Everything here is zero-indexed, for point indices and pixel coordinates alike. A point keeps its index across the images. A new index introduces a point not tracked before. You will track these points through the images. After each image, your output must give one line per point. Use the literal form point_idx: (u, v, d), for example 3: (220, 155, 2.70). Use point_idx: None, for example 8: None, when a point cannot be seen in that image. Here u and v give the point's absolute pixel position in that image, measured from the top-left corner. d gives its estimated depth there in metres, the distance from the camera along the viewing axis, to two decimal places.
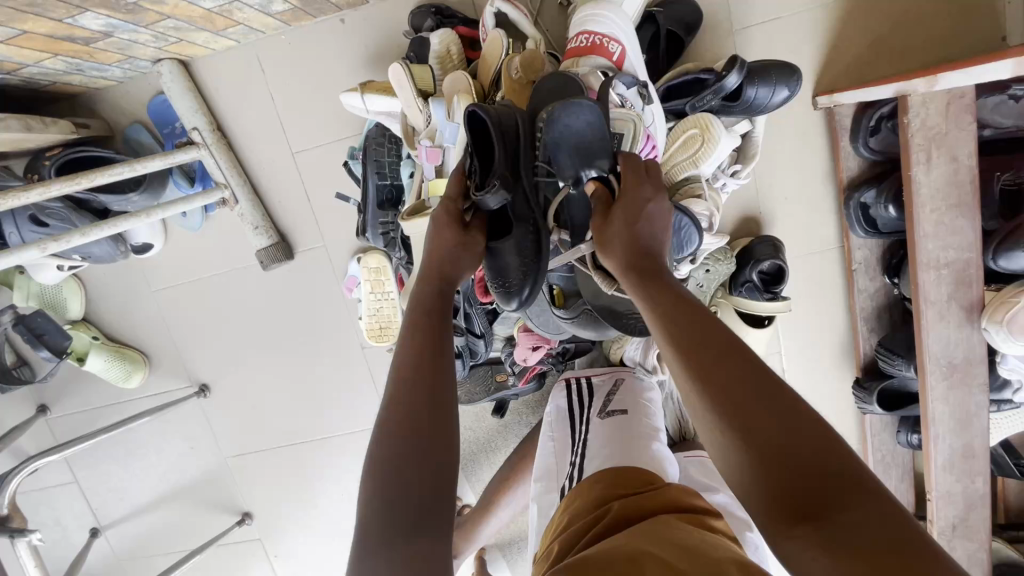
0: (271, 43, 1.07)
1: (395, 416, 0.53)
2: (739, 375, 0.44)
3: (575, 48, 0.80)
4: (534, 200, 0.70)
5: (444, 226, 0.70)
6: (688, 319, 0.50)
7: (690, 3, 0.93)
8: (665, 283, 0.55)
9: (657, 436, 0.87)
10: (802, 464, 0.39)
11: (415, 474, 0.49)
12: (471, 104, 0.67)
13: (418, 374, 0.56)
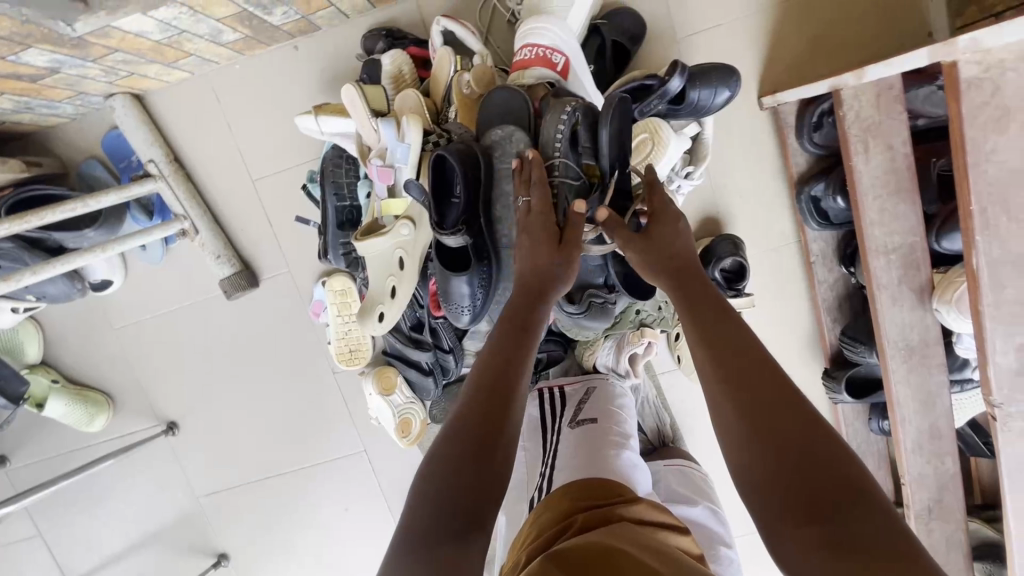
0: (225, 74, 1.08)
1: (464, 428, 0.58)
2: (768, 391, 0.54)
3: (520, 61, 0.81)
4: (496, 231, 0.77)
5: (539, 230, 0.70)
6: (719, 337, 0.60)
7: (633, 15, 0.97)
8: (699, 299, 0.65)
9: (627, 443, 0.87)
10: (816, 472, 0.47)
11: (466, 480, 0.54)
12: (437, 149, 0.70)
13: (484, 389, 0.61)
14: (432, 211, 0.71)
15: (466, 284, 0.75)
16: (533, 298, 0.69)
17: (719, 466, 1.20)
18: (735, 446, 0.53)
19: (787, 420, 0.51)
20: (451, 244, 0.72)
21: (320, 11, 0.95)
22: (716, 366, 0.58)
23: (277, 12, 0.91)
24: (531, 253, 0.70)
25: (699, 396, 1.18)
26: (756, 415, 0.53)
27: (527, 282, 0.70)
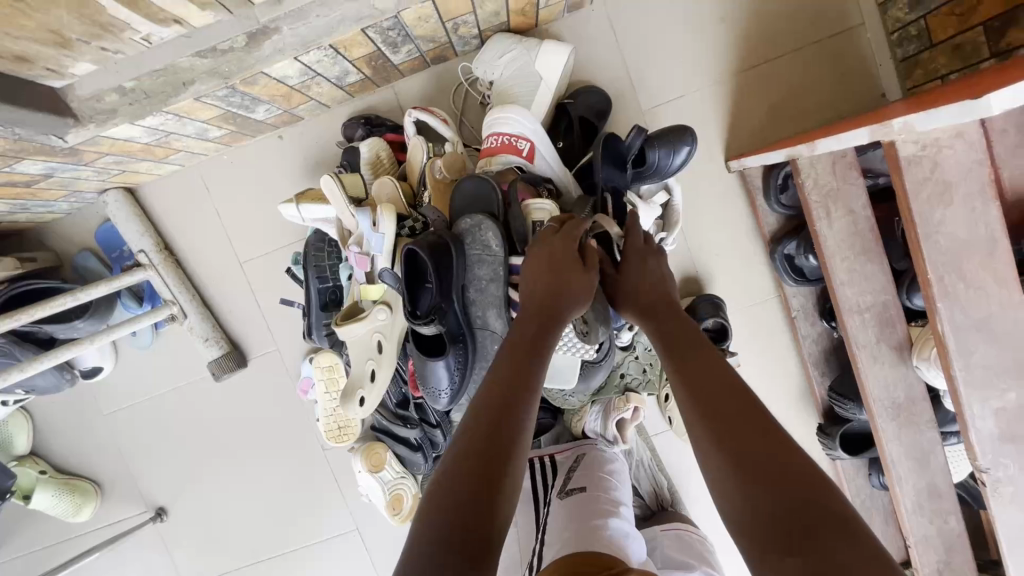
0: (214, 164, 1.13)
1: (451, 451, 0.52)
2: (744, 420, 0.53)
3: (489, 148, 0.86)
4: (470, 313, 0.78)
5: (552, 254, 0.69)
6: (701, 371, 0.60)
7: (599, 92, 1.02)
8: (680, 336, 0.66)
9: (618, 511, 0.83)
10: (796, 496, 0.44)
11: (457, 505, 0.46)
12: (408, 242, 0.72)
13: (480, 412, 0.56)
14: (405, 299, 0.73)
15: (442, 369, 0.76)
16: (546, 319, 0.66)
17: (721, 528, 1.17)
18: (717, 477, 0.50)
19: (766, 446, 0.50)
20: (425, 332, 0.73)
21: (302, 105, 1.01)
22: (696, 399, 0.57)
23: (260, 109, 0.96)
24: (541, 272, 0.69)
25: (695, 456, 1.16)
26: (735, 444, 0.51)
27: (538, 306, 0.67)
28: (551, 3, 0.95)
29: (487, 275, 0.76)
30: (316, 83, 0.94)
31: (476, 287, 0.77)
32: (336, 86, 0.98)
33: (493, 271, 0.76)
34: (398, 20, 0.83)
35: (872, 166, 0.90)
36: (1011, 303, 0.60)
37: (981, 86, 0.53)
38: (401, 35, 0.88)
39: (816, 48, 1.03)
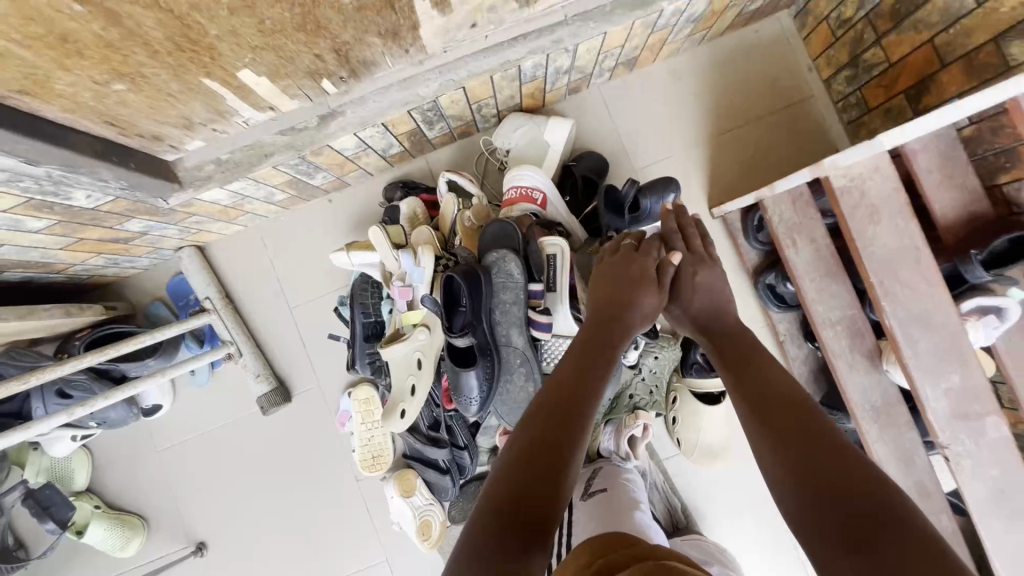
0: (273, 224, 1.32)
1: (520, 449, 0.61)
2: (796, 427, 0.60)
3: (508, 199, 1.04)
4: (495, 332, 0.92)
5: (622, 274, 0.83)
6: (757, 384, 0.67)
7: (597, 154, 1.22)
8: (735, 355, 0.74)
9: (638, 504, 0.99)
10: (849, 498, 0.49)
11: (530, 492, 0.56)
12: (447, 271, 0.88)
13: (549, 414, 0.65)
14: (443, 318, 0.88)
15: (475, 378, 0.89)
16: (615, 323, 0.79)
17: (734, 550, 1.22)
18: (776, 476, 0.57)
19: (818, 450, 0.55)
20: (459, 344, 0.87)
21: (352, 173, 1.22)
22: (753, 408, 0.64)
23: (318, 176, 1.17)
24: (613, 283, 0.82)
25: (704, 477, 1.24)
26: (790, 448, 0.57)
27: (607, 313, 0.80)
28: (555, 87, 1.18)
29: (511, 300, 0.91)
30: (365, 154, 1.15)
31: (501, 310, 0.92)
32: (380, 156, 1.19)
33: (515, 295, 0.91)
34: (435, 103, 1.05)
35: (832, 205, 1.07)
36: (941, 299, 0.74)
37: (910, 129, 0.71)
38: (436, 114, 1.09)
39: (778, 114, 1.25)
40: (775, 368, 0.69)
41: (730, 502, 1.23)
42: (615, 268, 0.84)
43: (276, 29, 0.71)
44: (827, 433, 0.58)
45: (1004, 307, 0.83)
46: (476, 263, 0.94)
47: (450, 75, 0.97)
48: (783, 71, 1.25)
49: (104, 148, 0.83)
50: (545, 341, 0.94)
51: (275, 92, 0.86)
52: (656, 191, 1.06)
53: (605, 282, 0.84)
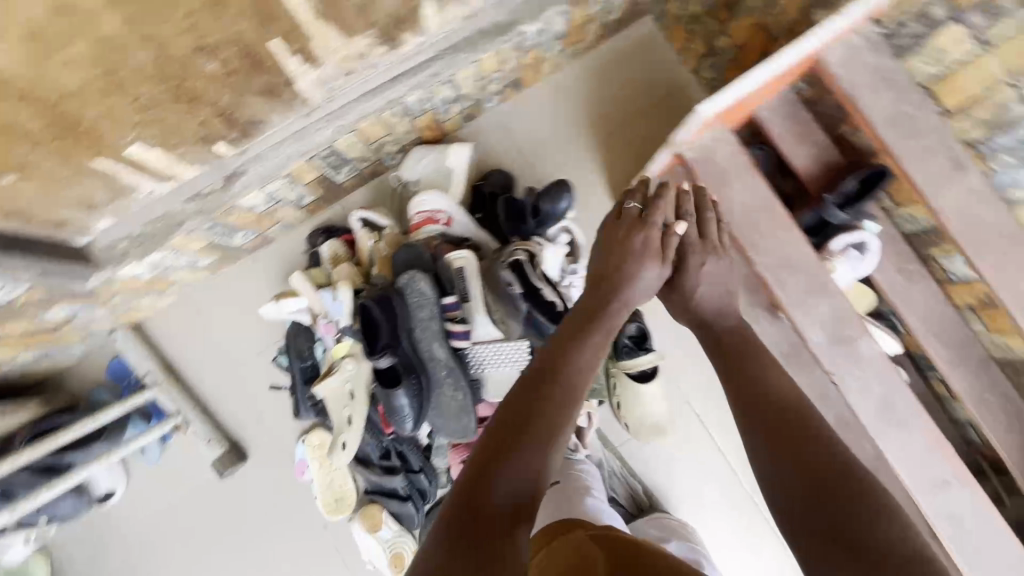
0: (204, 289, 1.35)
1: (516, 433, 0.65)
2: (800, 437, 0.65)
3: (415, 223, 1.10)
4: (419, 349, 0.97)
5: (617, 248, 0.81)
6: (755, 384, 0.72)
7: (501, 171, 1.29)
8: (730, 350, 0.78)
9: (590, 490, 1.04)
10: (840, 516, 0.57)
11: (512, 484, 0.61)
12: (361, 299, 0.93)
13: (515, 405, 0.68)
14: (364, 344, 0.92)
15: (405, 397, 0.93)
16: (602, 308, 0.79)
17: (701, 521, 1.27)
18: (774, 486, 0.63)
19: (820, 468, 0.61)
20: (382, 366, 0.91)
21: (271, 227, 1.27)
22: (750, 412, 0.70)
23: (237, 235, 1.21)
24: (610, 259, 0.81)
25: (660, 455, 1.29)
26: (792, 460, 0.63)
27: (599, 297, 0.80)
28: (450, 116, 1.27)
29: (429, 316, 0.96)
30: (279, 207, 1.20)
31: (421, 328, 0.96)
32: (295, 207, 1.24)
33: (430, 311, 0.96)
34: (333, 148, 1.12)
35: None
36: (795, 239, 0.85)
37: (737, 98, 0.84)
38: (338, 159, 1.16)
39: (657, 107, 1.36)
40: (774, 367, 0.73)
41: (689, 474, 1.28)
42: (611, 239, 0.83)
43: (153, 104, 0.77)
44: (828, 450, 0.63)
45: (863, 240, 0.94)
46: (390, 288, 0.99)
47: (340, 121, 1.04)
48: (654, 67, 1.36)
49: (8, 241, 0.87)
50: (468, 349, 0.99)
51: (171, 162, 0.91)
52: (553, 193, 1.14)
53: (609, 256, 0.81)
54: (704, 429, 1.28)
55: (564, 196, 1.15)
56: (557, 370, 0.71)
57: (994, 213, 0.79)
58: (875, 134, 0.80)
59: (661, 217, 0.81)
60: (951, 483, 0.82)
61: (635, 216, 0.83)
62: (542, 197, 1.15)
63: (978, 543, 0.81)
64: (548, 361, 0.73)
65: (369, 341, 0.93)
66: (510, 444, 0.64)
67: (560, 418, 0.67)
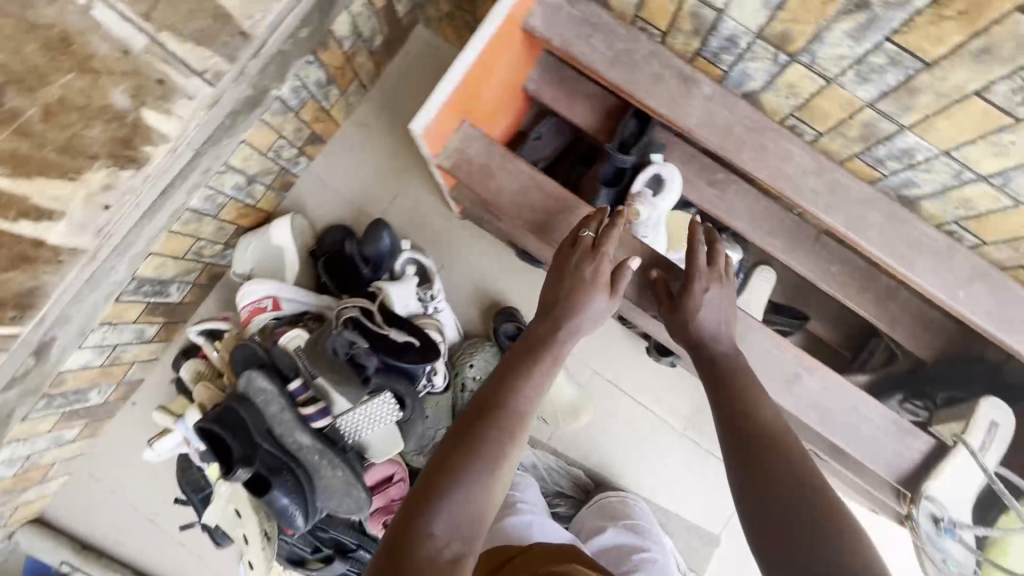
0: (92, 456, 1.30)
1: (463, 464, 0.66)
2: (776, 459, 0.64)
3: (246, 317, 1.06)
4: (282, 444, 0.94)
5: (569, 275, 0.78)
6: (733, 402, 0.71)
7: (338, 228, 1.28)
8: (711, 366, 0.76)
9: (514, 507, 1.06)
10: (803, 541, 0.57)
11: (459, 518, 0.63)
12: (199, 422, 0.90)
13: (460, 441, 0.69)
14: (217, 464, 0.89)
15: (280, 497, 0.90)
16: (558, 340, 0.77)
17: (648, 477, 1.27)
18: (744, 506, 0.63)
19: (790, 488, 0.61)
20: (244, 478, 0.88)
21: (128, 372, 1.22)
22: (729, 432, 0.69)
23: (92, 395, 1.17)
24: (566, 286, 0.78)
25: (589, 433, 1.28)
26: (762, 484, 0.63)
27: (551, 329, 0.77)
28: (259, 196, 1.24)
29: (279, 409, 0.93)
30: (120, 352, 1.16)
31: (277, 423, 0.94)
32: (140, 344, 1.20)
33: (279, 403, 0.93)
34: (138, 278, 1.07)
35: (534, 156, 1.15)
36: (571, 207, 0.83)
37: (460, 98, 0.79)
38: (156, 284, 1.12)
39: None
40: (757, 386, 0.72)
41: (622, 439, 1.28)
42: (563, 262, 0.80)
43: None
44: (805, 470, 0.62)
45: (657, 174, 0.95)
46: (232, 396, 0.95)
47: (129, 252, 1.00)
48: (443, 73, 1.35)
49: None
50: (332, 425, 0.96)
51: None
52: (372, 235, 1.12)
53: (562, 285, 0.78)
54: (621, 392, 1.28)
55: (384, 233, 1.12)
56: (507, 402, 0.71)
57: (734, 111, 0.79)
58: (604, 79, 0.80)
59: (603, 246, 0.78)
60: (802, 372, 0.81)
61: (585, 246, 0.79)
62: (363, 242, 1.13)
63: (847, 419, 0.80)
64: (501, 394, 0.72)
65: (223, 458, 0.90)
66: (453, 476, 0.65)
67: (508, 445, 0.69)
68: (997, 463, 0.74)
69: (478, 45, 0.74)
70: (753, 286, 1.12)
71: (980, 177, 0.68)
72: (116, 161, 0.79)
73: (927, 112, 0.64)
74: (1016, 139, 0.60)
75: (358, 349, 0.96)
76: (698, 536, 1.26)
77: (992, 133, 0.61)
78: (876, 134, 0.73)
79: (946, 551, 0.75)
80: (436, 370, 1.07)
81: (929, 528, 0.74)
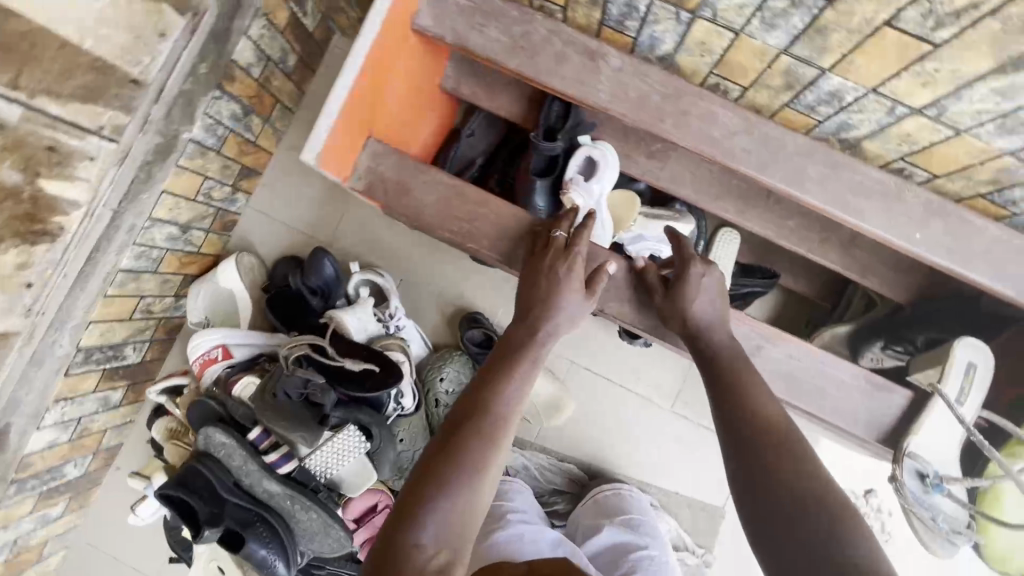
0: (86, 526, 1.29)
1: (449, 470, 0.61)
2: (775, 445, 0.61)
3: (198, 371, 1.03)
4: (251, 496, 0.93)
5: (543, 274, 0.74)
6: (730, 388, 0.68)
7: (285, 261, 1.26)
8: (707, 351, 0.73)
9: (505, 516, 1.03)
10: (801, 530, 0.53)
11: (448, 523, 0.59)
12: (160, 489, 0.88)
13: (445, 444, 0.63)
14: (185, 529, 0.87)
15: (255, 551, 0.89)
16: (536, 334, 0.71)
17: (642, 459, 1.24)
18: (739, 495, 0.60)
19: (790, 475, 0.57)
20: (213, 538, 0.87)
21: (102, 440, 1.21)
22: (727, 426, 0.65)
23: (69, 469, 1.16)
24: (540, 283, 0.73)
25: (576, 426, 1.25)
26: (761, 471, 0.59)
27: (531, 327, 0.72)
28: (199, 242, 1.20)
29: (241, 462, 0.91)
30: (88, 423, 1.14)
31: (242, 476, 0.92)
32: (107, 411, 1.18)
33: (239, 456, 0.91)
34: (85, 348, 1.04)
35: (470, 153, 1.09)
36: (498, 209, 0.79)
37: (357, 111, 0.74)
38: (108, 350, 1.09)
39: None
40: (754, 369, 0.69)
41: (610, 426, 1.24)
42: (537, 260, 0.75)
43: None
44: (804, 455, 0.59)
45: (589, 157, 0.90)
46: (193, 455, 0.93)
47: (66, 326, 0.98)
48: None
49: None
50: (299, 468, 0.94)
51: None
52: (314, 265, 1.07)
53: (538, 285, 0.73)
54: (602, 378, 1.24)
55: (326, 260, 1.08)
56: (491, 406, 0.66)
57: (647, 79, 0.73)
58: (504, 67, 0.75)
59: (570, 246, 0.75)
60: (764, 344, 0.76)
61: (557, 248, 0.76)
62: (308, 275, 1.08)
63: (816, 385, 0.76)
64: (485, 398, 0.66)
65: (191, 521, 0.89)
66: (440, 483, 0.60)
67: (494, 449, 0.64)
68: (977, 407, 0.71)
69: (363, 51, 0.70)
70: (716, 252, 1.07)
71: (914, 111, 0.62)
72: (26, 239, 0.83)
73: (843, 51, 0.58)
74: (940, 67, 0.54)
75: (310, 386, 0.92)
76: (701, 511, 1.23)
77: (914, 64, 0.55)
78: (800, 81, 0.66)
79: (938, 508, 0.71)
80: (401, 392, 1.04)
81: (919, 488, 0.71)
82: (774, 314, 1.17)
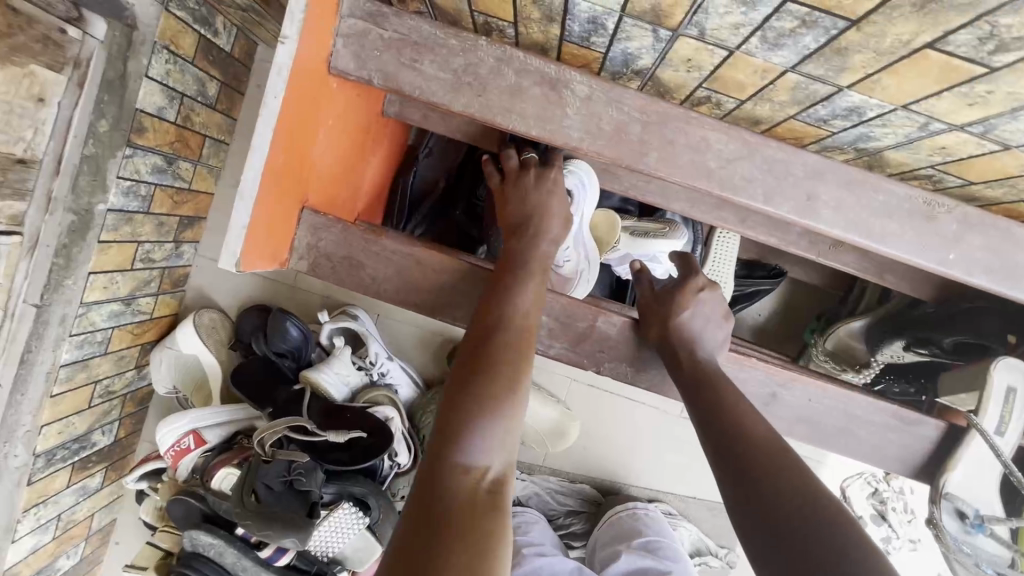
0: None
1: (476, 387, 0.53)
2: (771, 462, 0.53)
3: (172, 461, 0.95)
4: None
5: (525, 190, 0.71)
6: (716, 411, 0.60)
7: (250, 315, 1.14)
8: (689, 377, 0.65)
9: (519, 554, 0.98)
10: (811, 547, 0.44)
11: (501, 440, 0.51)
12: None
13: (466, 367, 0.55)
14: None
15: None
16: (533, 241, 0.68)
17: (655, 469, 1.19)
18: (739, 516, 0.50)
19: (792, 494, 0.49)
20: None
21: (92, 524, 1.15)
22: (721, 455, 0.56)
23: (61, 561, 1.11)
24: (525, 197, 0.70)
25: (583, 443, 1.19)
26: (758, 496, 0.50)
27: (527, 241, 0.68)
28: (149, 308, 1.09)
29: (235, 560, 0.86)
30: (70, 516, 1.07)
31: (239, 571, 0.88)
32: (89, 498, 1.11)
33: (232, 555, 0.86)
34: (44, 452, 0.96)
35: (429, 174, 0.98)
36: (462, 270, 0.69)
37: (281, 186, 0.62)
38: (71, 445, 1.01)
39: None
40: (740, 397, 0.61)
41: (619, 439, 1.19)
42: (513, 180, 0.72)
43: None
44: (805, 473, 0.51)
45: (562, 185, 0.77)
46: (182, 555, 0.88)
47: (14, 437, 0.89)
48: None
49: None
50: (298, 553, 0.88)
51: None
52: (276, 329, 0.98)
53: (527, 197, 0.70)
54: (608, 393, 1.17)
55: (288, 323, 0.98)
56: (508, 320, 0.59)
57: (622, 106, 0.62)
58: (448, 108, 0.62)
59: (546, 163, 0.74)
60: (778, 389, 0.69)
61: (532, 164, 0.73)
62: (274, 340, 0.99)
63: (841, 426, 0.69)
64: (502, 315, 0.60)
65: None
66: (471, 405, 0.52)
67: (525, 368, 0.56)
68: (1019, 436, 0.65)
69: (271, 126, 0.56)
70: (714, 257, 0.97)
71: (954, 128, 0.50)
72: None
73: (868, 71, 0.46)
74: (995, 89, 0.42)
75: (291, 471, 0.83)
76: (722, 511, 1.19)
77: (959, 86, 0.44)
78: (810, 97, 0.54)
79: (980, 551, 0.68)
80: (396, 450, 0.96)
81: (957, 528, 0.67)
82: (780, 308, 1.08)
